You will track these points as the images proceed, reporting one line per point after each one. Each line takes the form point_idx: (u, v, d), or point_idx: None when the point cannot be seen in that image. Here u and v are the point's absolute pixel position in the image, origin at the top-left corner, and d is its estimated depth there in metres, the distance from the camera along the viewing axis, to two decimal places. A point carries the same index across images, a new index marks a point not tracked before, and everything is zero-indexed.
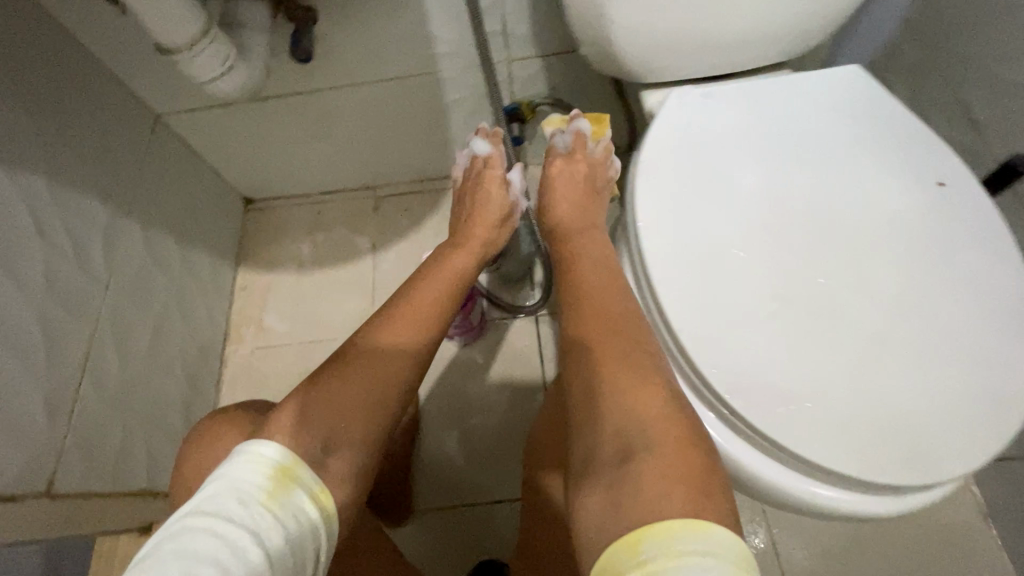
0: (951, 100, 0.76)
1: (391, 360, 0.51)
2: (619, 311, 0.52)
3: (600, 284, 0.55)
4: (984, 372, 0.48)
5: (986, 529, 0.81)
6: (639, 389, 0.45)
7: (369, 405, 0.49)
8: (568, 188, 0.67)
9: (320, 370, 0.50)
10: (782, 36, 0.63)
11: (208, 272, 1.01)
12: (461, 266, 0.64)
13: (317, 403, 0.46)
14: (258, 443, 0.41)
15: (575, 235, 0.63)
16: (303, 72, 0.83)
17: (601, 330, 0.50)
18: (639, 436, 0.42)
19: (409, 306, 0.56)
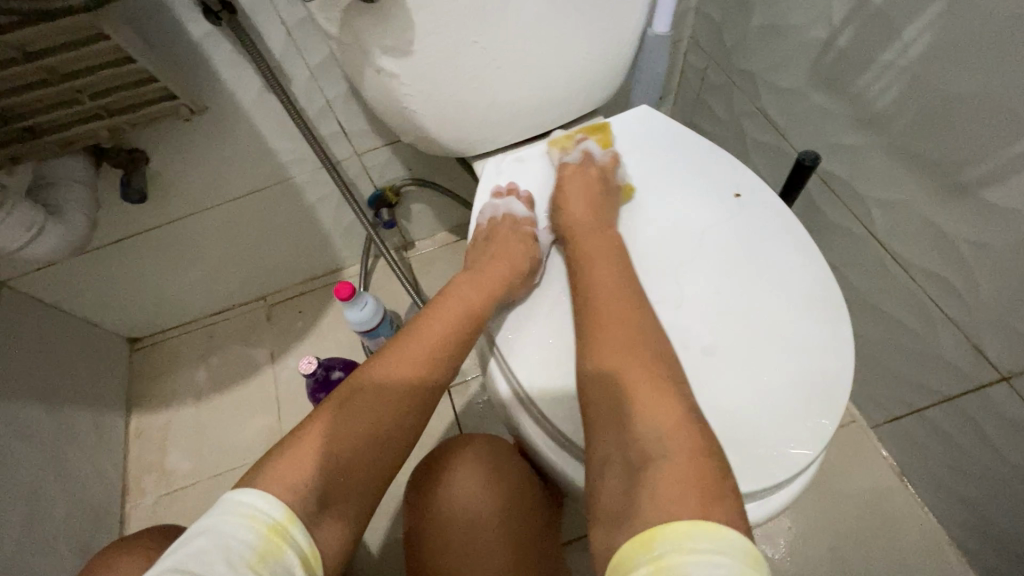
0: (755, 111, 0.85)
1: (393, 398, 0.48)
2: (630, 309, 0.50)
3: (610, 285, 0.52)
4: (808, 358, 0.51)
5: (907, 490, 0.83)
6: (664, 406, 0.43)
7: (374, 450, 0.46)
8: (582, 188, 0.60)
9: (330, 402, 0.47)
10: (583, 94, 0.67)
11: (93, 429, 0.94)
12: (472, 306, 0.56)
13: (309, 443, 0.44)
14: (247, 491, 0.38)
15: (587, 245, 0.57)
16: (147, 207, 0.83)
17: (618, 330, 0.49)
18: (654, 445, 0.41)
19: (415, 343, 0.52)
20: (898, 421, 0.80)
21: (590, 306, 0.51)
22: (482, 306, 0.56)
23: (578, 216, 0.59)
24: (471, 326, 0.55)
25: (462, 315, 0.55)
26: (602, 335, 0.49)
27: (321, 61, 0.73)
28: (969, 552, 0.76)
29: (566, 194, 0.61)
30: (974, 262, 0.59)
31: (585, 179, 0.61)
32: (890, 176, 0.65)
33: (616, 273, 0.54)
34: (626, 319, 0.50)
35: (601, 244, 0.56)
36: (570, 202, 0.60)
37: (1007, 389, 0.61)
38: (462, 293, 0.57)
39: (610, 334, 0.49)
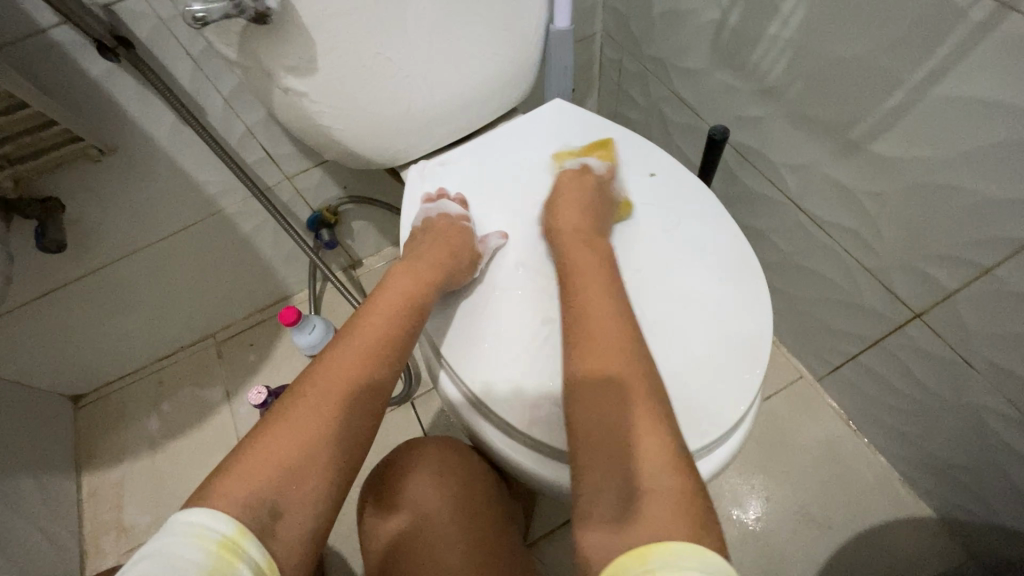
0: (668, 95, 0.89)
1: (342, 398, 0.47)
2: (616, 326, 0.48)
3: (600, 304, 0.50)
4: (733, 319, 0.54)
5: (856, 434, 0.87)
6: (653, 431, 0.42)
7: (326, 443, 0.45)
8: (574, 201, 0.60)
9: (275, 413, 0.46)
10: (496, 96, 0.69)
11: (41, 495, 0.89)
12: (411, 298, 0.55)
13: (257, 457, 0.43)
14: (196, 510, 0.37)
15: (576, 256, 0.55)
16: (70, 255, 0.80)
17: (595, 356, 0.47)
18: (645, 471, 0.40)
19: (353, 338, 0.51)
20: (838, 370, 0.84)
21: (579, 325, 0.49)
22: (419, 292, 0.56)
23: (570, 225, 0.57)
24: (415, 318, 0.54)
25: (403, 309, 0.54)
26: (594, 360, 0.47)
27: (234, 88, 0.73)
28: (916, 484, 0.81)
29: (560, 209, 0.60)
30: (875, 212, 0.63)
31: (574, 193, 0.61)
32: (794, 141, 0.69)
33: (604, 288, 0.52)
34: (611, 345, 0.47)
35: (589, 260, 0.55)
36: (562, 211, 0.59)
37: (921, 324, 0.65)
38: (397, 284, 0.57)
39: (594, 358, 0.47)
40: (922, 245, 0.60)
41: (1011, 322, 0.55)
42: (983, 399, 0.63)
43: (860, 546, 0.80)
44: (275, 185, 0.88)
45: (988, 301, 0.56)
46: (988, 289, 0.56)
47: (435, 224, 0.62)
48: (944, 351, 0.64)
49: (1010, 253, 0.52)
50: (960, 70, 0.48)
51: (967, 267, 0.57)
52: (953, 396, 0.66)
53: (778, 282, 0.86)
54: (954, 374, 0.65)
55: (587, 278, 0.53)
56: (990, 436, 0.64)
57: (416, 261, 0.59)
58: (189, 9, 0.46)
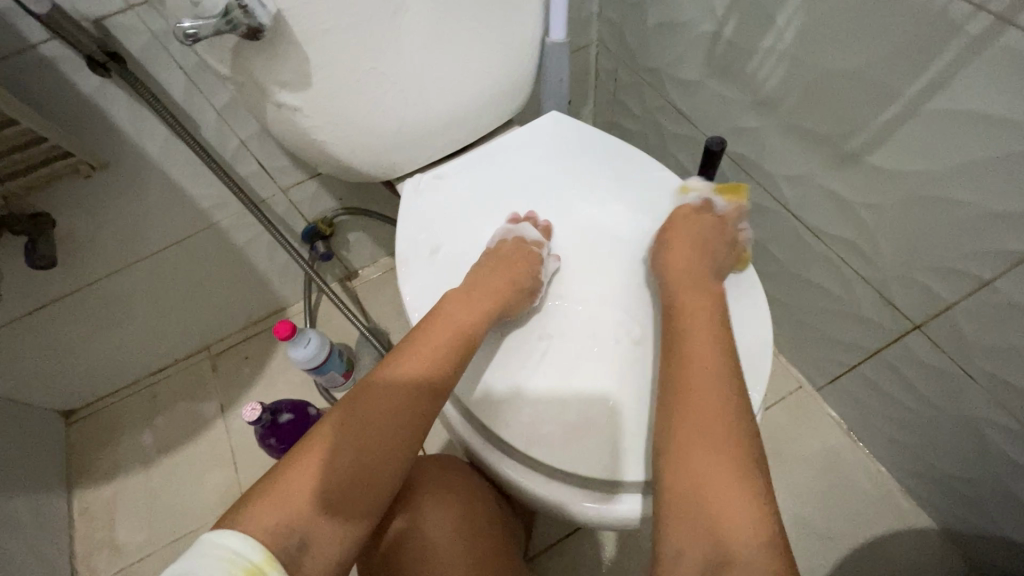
0: (663, 106, 0.88)
1: (385, 427, 0.46)
2: (724, 386, 0.45)
3: (707, 353, 0.47)
4: (731, 337, 0.54)
5: (855, 444, 0.86)
6: (744, 510, 0.40)
7: (363, 481, 0.45)
8: (691, 244, 0.56)
9: (322, 433, 0.46)
10: (491, 107, 0.69)
11: (32, 513, 0.88)
12: (466, 321, 0.53)
13: (293, 482, 0.43)
14: (226, 532, 0.39)
15: (688, 298, 0.52)
16: (61, 271, 0.79)
17: (715, 409, 0.44)
18: (735, 545, 0.39)
19: (405, 368, 0.49)
20: (838, 380, 0.84)
21: (692, 392, 0.45)
22: (472, 321, 0.53)
23: (680, 262, 0.55)
24: (469, 345, 0.52)
25: (457, 332, 0.52)
26: (696, 426, 0.44)
27: (228, 101, 0.72)
28: (917, 495, 0.80)
29: (675, 244, 0.56)
30: (874, 225, 0.63)
31: (695, 231, 0.57)
32: (791, 152, 0.69)
33: (717, 337, 0.49)
34: (721, 399, 0.45)
35: (702, 306, 0.51)
36: (678, 249, 0.55)
37: (920, 336, 0.65)
38: (454, 308, 0.53)
39: (702, 409, 0.44)
40: (921, 256, 0.59)
41: (1011, 335, 0.55)
42: (984, 411, 0.62)
43: (860, 559, 0.79)
44: (269, 198, 0.87)
45: (986, 313, 0.56)
46: (986, 302, 0.55)
47: (507, 247, 0.59)
48: (943, 363, 0.64)
49: (1009, 266, 0.52)
50: (956, 83, 0.48)
51: (967, 279, 0.56)
52: (953, 408, 0.66)
53: (777, 292, 0.86)
54: (954, 386, 0.64)
55: (696, 331, 0.49)
56: (991, 449, 0.64)
57: (477, 279, 0.57)
58: (179, 26, 0.45)
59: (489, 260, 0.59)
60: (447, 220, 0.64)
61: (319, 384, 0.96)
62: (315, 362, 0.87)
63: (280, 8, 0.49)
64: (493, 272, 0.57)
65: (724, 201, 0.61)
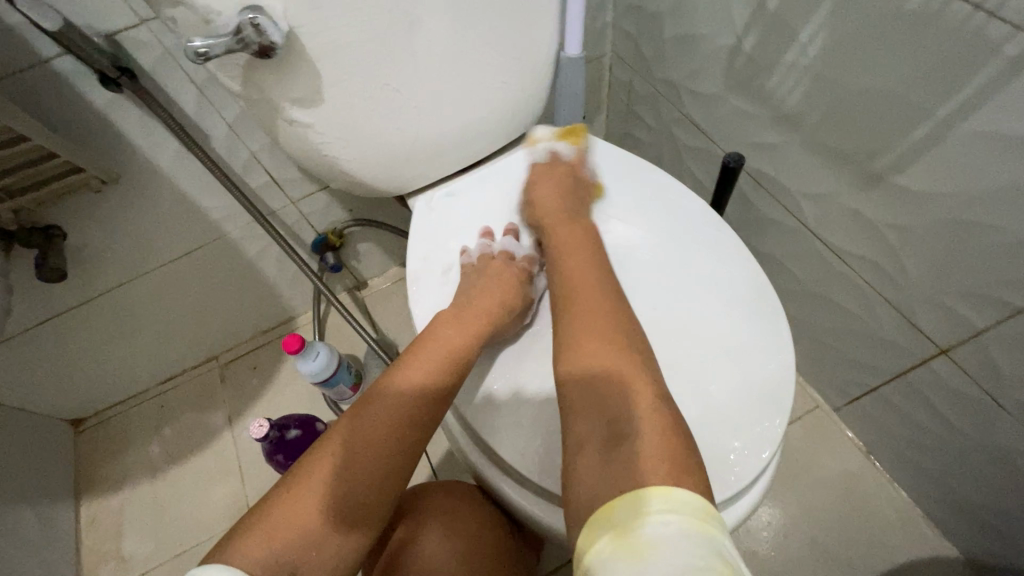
0: (679, 118, 0.87)
1: (375, 458, 0.45)
2: (601, 295, 0.50)
3: (584, 269, 0.53)
4: (754, 364, 0.51)
5: (874, 467, 0.84)
6: (625, 401, 0.42)
7: (353, 510, 0.43)
8: (556, 184, 0.62)
9: (310, 465, 0.45)
10: (505, 123, 0.68)
11: (39, 523, 0.88)
12: (457, 342, 0.52)
13: (282, 519, 0.42)
14: (211, 568, 0.36)
15: (560, 232, 0.58)
16: (72, 282, 0.79)
17: (585, 309, 0.49)
18: (629, 425, 0.40)
19: (395, 392, 0.48)
20: (857, 402, 0.81)
21: (569, 305, 0.50)
22: (464, 343, 0.52)
23: (547, 203, 0.60)
24: (462, 368, 0.51)
25: (448, 353, 0.51)
26: (580, 334, 0.47)
27: (239, 114, 0.72)
28: (939, 522, 0.78)
29: (538, 188, 0.62)
30: (900, 247, 0.61)
31: (556, 175, 0.63)
32: (813, 169, 0.67)
33: (591, 259, 0.54)
34: (589, 296, 0.50)
35: (574, 233, 0.57)
36: (541, 192, 0.61)
37: (947, 361, 0.63)
38: (445, 329, 0.52)
39: (580, 312, 0.49)
40: (949, 280, 0.57)
41: None
42: (1014, 442, 0.60)
43: None
44: (280, 210, 0.87)
45: (1018, 342, 0.54)
46: (1018, 330, 0.53)
47: (491, 262, 0.59)
48: (971, 390, 0.61)
49: None
50: (993, 105, 0.46)
51: (999, 306, 0.54)
52: (982, 437, 0.63)
53: (795, 310, 0.84)
54: (982, 413, 0.62)
55: (570, 257, 0.54)
56: (1020, 480, 0.61)
57: (468, 300, 0.55)
58: (191, 44, 0.44)
59: (474, 275, 0.58)
60: (461, 239, 0.62)
61: (327, 396, 0.95)
62: (324, 375, 0.86)
63: (294, 26, 0.48)
64: (484, 290, 0.55)
65: (566, 144, 0.65)
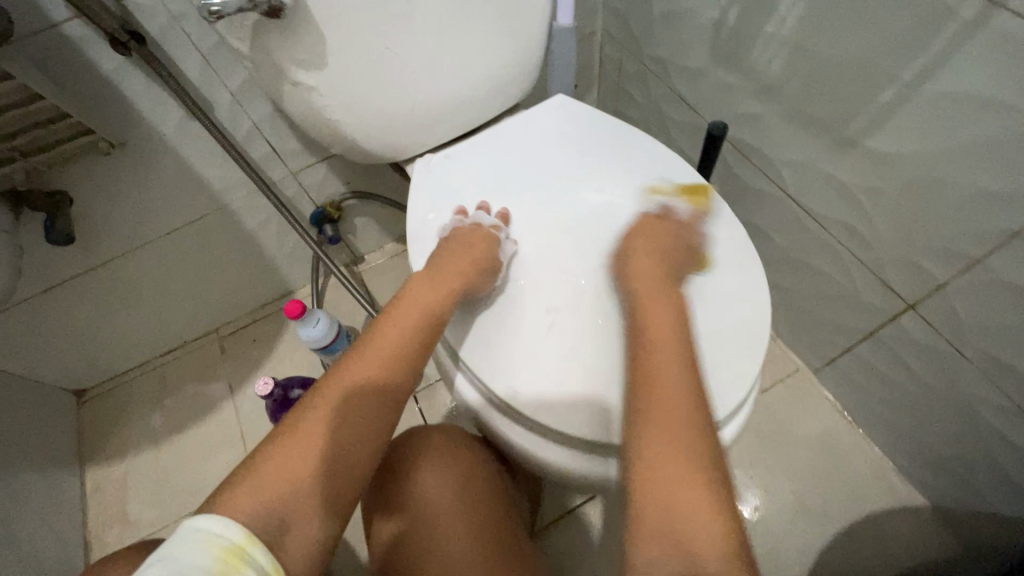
0: (667, 92, 0.90)
1: (354, 415, 0.48)
2: (678, 390, 0.46)
3: (669, 366, 0.47)
4: (733, 314, 0.55)
5: (850, 426, 0.88)
6: (695, 490, 0.42)
7: (337, 461, 0.46)
8: (656, 240, 0.57)
9: (291, 425, 0.47)
10: (500, 92, 0.71)
11: (45, 487, 0.90)
12: (430, 306, 0.55)
13: (268, 473, 0.44)
14: (201, 519, 0.39)
15: (651, 307, 0.52)
16: (77, 250, 0.81)
17: (667, 407, 0.45)
18: (703, 554, 0.38)
19: (370, 352, 0.51)
20: (835, 363, 0.86)
21: (649, 404, 0.46)
22: (437, 306, 0.55)
23: (640, 263, 0.55)
24: (435, 329, 0.54)
25: (422, 317, 0.54)
26: (659, 416, 0.45)
27: (241, 83, 0.74)
28: (909, 474, 0.82)
29: (636, 240, 0.57)
30: (871, 208, 0.65)
31: (660, 232, 0.58)
32: (791, 137, 0.70)
33: (677, 347, 0.49)
34: (676, 408, 0.45)
35: (665, 311, 0.51)
36: (639, 252, 0.56)
37: (915, 316, 0.67)
38: (415, 292, 0.55)
39: (660, 410, 0.45)
40: (915, 237, 0.61)
41: (1002, 313, 0.57)
42: (975, 389, 0.64)
43: (855, 536, 0.82)
44: (280, 180, 0.89)
45: (977, 292, 0.58)
46: (976, 280, 0.57)
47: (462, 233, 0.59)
48: (936, 343, 0.66)
49: (999, 245, 0.53)
50: (952, 66, 0.50)
51: (959, 258, 0.58)
52: (946, 387, 0.68)
53: (777, 277, 0.88)
54: (946, 364, 0.66)
55: (658, 335, 0.50)
56: (981, 425, 0.66)
57: (439, 266, 0.57)
58: (204, 2, 0.47)
59: (448, 245, 0.59)
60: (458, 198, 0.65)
61: (326, 364, 0.98)
62: (324, 341, 0.89)
63: None
64: (455, 257, 0.57)
65: (687, 206, 0.61)
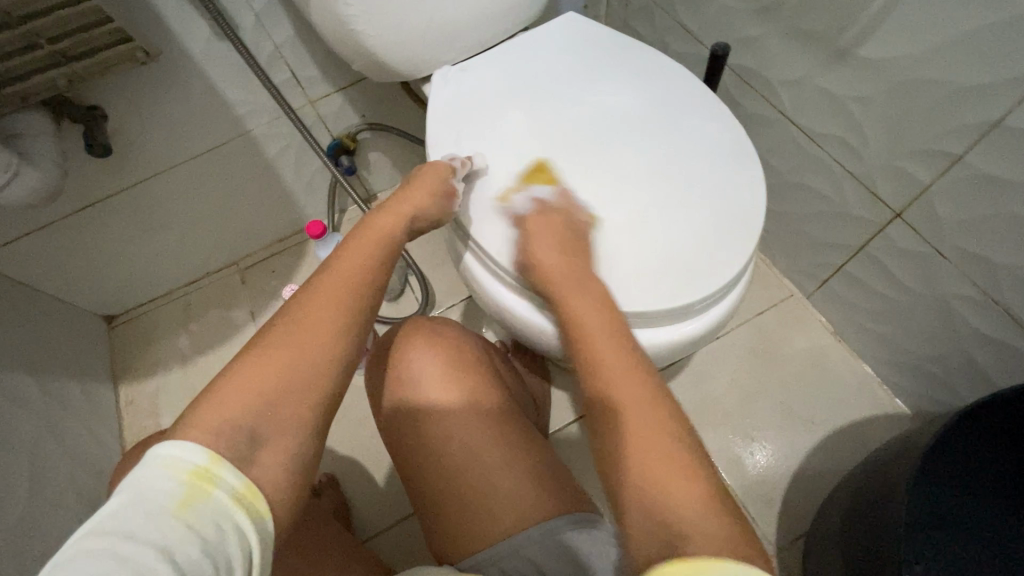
0: (670, 24, 0.93)
1: (320, 324, 0.46)
2: (629, 371, 0.46)
3: (612, 354, 0.48)
4: (728, 197, 0.60)
5: (839, 343, 0.94)
6: (685, 473, 0.39)
7: (306, 369, 0.44)
8: (548, 233, 0.56)
9: (254, 342, 0.45)
10: (513, 12, 0.74)
11: (83, 397, 0.96)
12: (387, 230, 0.55)
13: (231, 384, 0.41)
14: (166, 445, 0.37)
15: (579, 306, 0.52)
16: (110, 169, 0.85)
17: (627, 394, 0.45)
18: (682, 517, 0.36)
19: (330, 272, 0.49)
20: (826, 284, 0.91)
21: (609, 404, 0.45)
22: (393, 230, 0.56)
23: (550, 260, 0.54)
24: (393, 249, 0.54)
25: (378, 238, 0.54)
26: (615, 415, 0.44)
27: (265, 3, 0.77)
28: (893, 384, 0.88)
29: (535, 238, 0.56)
30: (862, 118, 0.69)
31: (550, 225, 0.56)
32: (789, 56, 0.74)
33: (618, 342, 0.49)
34: (630, 391, 0.45)
35: (595, 312, 0.51)
36: (542, 248, 0.55)
37: (900, 223, 0.72)
38: (373, 221, 0.56)
39: (625, 404, 0.44)
40: (904, 142, 0.66)
41: (979, 206, 0.62)
42: (952, 287, 0.69)
43: (839, 440, 0.88)
44: (300, 107, 0.93)
45: (958, 189, 0.63)
46: (958, 177, 0.62)
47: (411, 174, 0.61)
48: (919, 246, 0.71)
49: (978, 138, 0.58)
50: None
51: (943, 157, 0.62)
52: (927, 290, 0.73)
53: (773, 202, 0.92)
54: (927, 267, 0.71)
55: (598, 343, 0.49)
56: (958, 322, 0.71)
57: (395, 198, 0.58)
58: None
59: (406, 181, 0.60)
60: (475, 102, 0.67)
61: None
62: None
63: None
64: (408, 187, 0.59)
65: (549, 188, 0.60)
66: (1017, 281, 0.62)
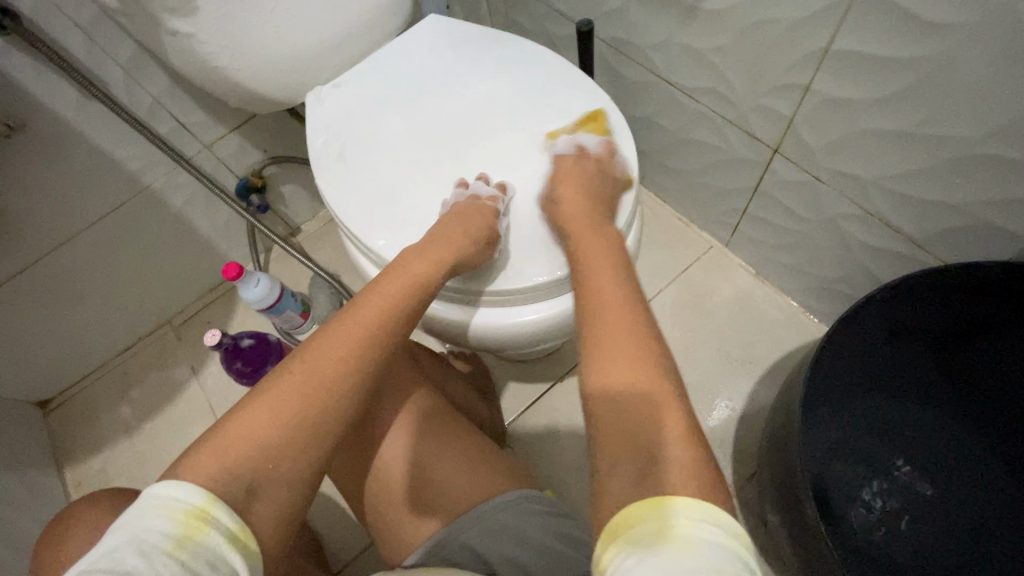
0: (544, 11, 0.95)
1: (331, 384, 0.46)
2: (638, 314, 0.46)
3: (606, 279, 0.50)
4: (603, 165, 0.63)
5: (763, 283, 0.98)
6: (681, 428, 0.38)
7: (310, 426, 0.44)
8: (580, 184, 0.59)
9: (260, 390, 0.45)
10: (381, 25, 0.75)
11: (26, 487, 0.93)
12: (421, 275, 0.55)
13: (232, 435, 0.42)
14: (164, 485, 0.37)
15: (585, 236, 0.55)
16: (5, 250, 0.83)
17: (618, 323, 0.45)
18: (660, 441, 0.37)
19: (352, 321, 0.50)
20: (738, 229, 0.95)
21: (604, 326, 0.45)
22: (427, 275, 0.55)
23: (570, 202, 0.58)
24: (422, 300, 0.54)
25: (410, 286, 0.54)
26: (613, 320, 0.45)
27: (131, 55, 0.77)
28: (817, 311, 0.92)
29: (564, 184, 0.60)
30: (723, 67, 0.73)
31: (582, 173, 0.60)
32: (649, 21, 0.77)
33: (618, 269, 0.52)
34: (628, 320, 0.45)
35: (603, 241, 0.55)
36: (567, 189, 0.59)
37: (781, 158, 0.76)
38: (403, 259, 0.56)
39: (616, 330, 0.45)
40: (763, 81, 0.69)
41: (836, 128, 0.66)
42: (838, 207, 0.73)
43: (779, 374, 0.91)
44: (196, 153, 0.92)
45: (816, 115, 0.67)
46: (814, 105, 0.66)
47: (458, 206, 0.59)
48: (802, 176, 0.75)
49: (818, 64, 0.62)
50: None
51: (795, 89, 0.67)
52: (818, 215, 0.77)
53: (675, 162, 0.95)
54: (812, 194, 0.75)
55: (602, 266, 0.52)
56: (850, 239, 0.75)
57: (431, 240, 0.57)
58: None
59: (445, 218, 0.59)
60: (352, 119, 0.68)
61: (280, 326, 1.00)
62: (270, 300, 0.91)
63: None
64: (448, 227, 0.58)
65: (594, 137, 0.63)
66: (885, 191, 0.66)
